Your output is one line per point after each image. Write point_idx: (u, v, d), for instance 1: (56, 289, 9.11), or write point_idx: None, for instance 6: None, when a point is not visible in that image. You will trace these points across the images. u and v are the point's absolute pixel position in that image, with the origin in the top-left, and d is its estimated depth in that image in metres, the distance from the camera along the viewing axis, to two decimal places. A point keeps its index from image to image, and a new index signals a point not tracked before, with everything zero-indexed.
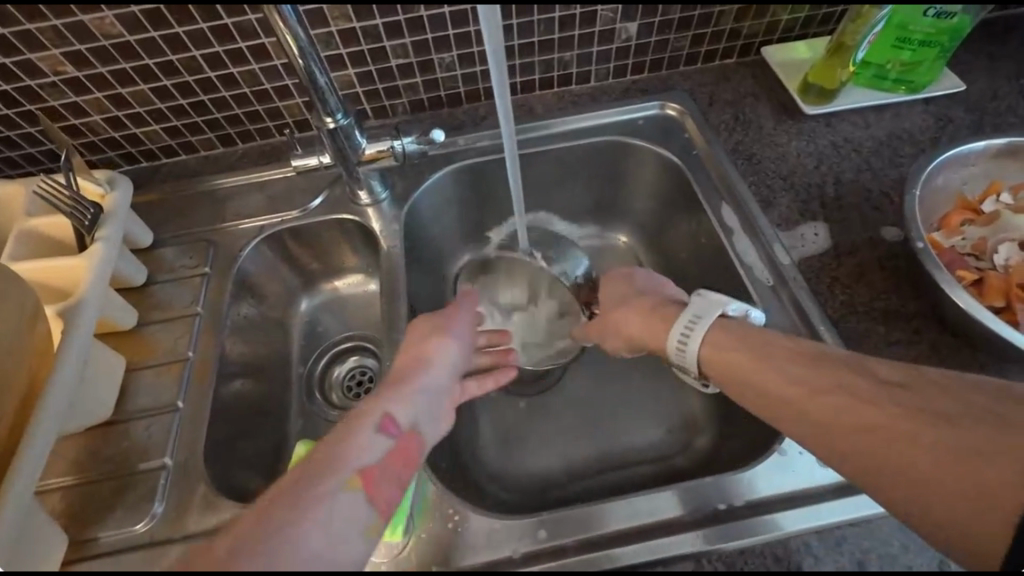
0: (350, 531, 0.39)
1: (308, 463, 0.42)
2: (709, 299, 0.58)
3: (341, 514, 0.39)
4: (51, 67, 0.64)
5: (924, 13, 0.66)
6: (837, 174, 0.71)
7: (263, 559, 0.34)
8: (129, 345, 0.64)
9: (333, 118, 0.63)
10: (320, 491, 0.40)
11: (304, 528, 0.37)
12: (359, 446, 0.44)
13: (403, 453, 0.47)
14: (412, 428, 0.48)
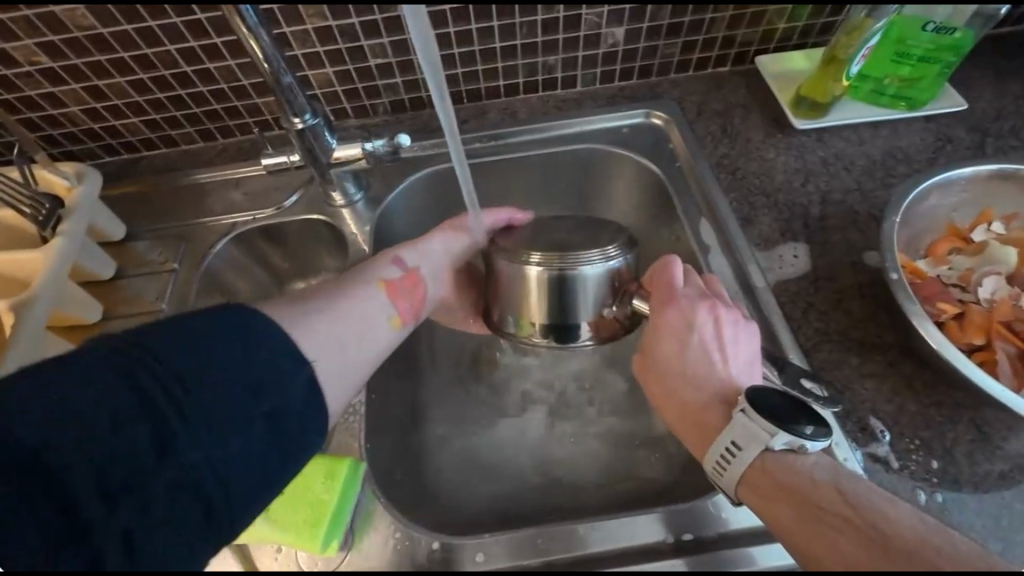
0: (377, 320, 0.53)
1: (342, 275, 0.55)
2: (756, 429, 0.45)
3: (367, 304, 0.53)
4: (26, 58, 0.64)
5: (924, 28, 0.63)
6: (824, 193, 0.68)
7: (301, 319, 0.48)
8: (92, 339, 0.64)
9: (301, 118, 0.62)
10: (353, 287, 0.53)
11: (326, 315, 0.49)
12: (377, 271, 0.56)
13: (413, 283, 0.57)
14: (415, 270, 0.58)
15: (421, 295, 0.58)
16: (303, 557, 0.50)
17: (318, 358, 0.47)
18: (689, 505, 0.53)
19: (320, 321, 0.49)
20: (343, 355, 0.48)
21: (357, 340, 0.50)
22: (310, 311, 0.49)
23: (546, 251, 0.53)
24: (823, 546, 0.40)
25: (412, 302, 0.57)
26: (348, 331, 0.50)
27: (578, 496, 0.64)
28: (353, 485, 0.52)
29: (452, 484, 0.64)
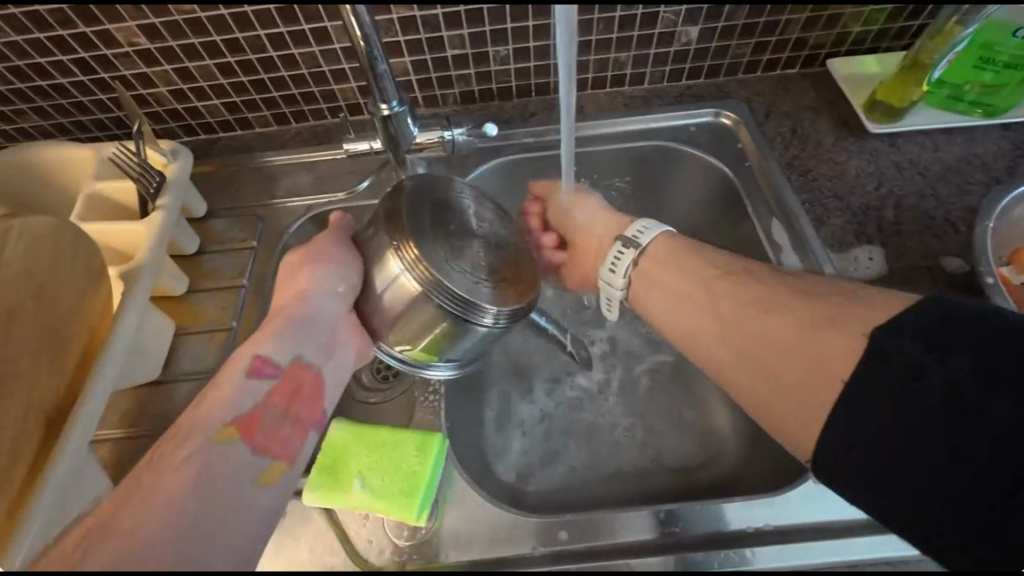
0: (239, 481, 0.39)
1: (178, 426, 0.41)
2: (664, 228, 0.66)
3: (225, 457, 0.40)
4: (126, 39, 0.67)
5: (1013, 34, 0.62)
6: (898, 198, 0.68)
7: (138, 517, 0.34)
8: (178, 309, 0.67)
9: (389, 105, 0.64)
10: (184, 463, 0.38)
11: (173, 490, 0.36)
12: (232, 396, 0.43)
13: (289, 395, 0.46)
14: (295, 360, 0.47)
15: (315, 385, 0.48)
16: (392, 525, 0.52)
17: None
18: (767, 496, 0.54)
19: (131, 549, 0.33)
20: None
21: (214, 534, 0.36)
22: (111, 546, 0.33)
23: (431, 266, 0.46)
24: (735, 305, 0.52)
25: (290, 427, 0.44)
26: (208, 508, 0.37)
27: (642, 484, 0.65)
28: (441, 460, 0.54)
29: (520, 465, 0.65)
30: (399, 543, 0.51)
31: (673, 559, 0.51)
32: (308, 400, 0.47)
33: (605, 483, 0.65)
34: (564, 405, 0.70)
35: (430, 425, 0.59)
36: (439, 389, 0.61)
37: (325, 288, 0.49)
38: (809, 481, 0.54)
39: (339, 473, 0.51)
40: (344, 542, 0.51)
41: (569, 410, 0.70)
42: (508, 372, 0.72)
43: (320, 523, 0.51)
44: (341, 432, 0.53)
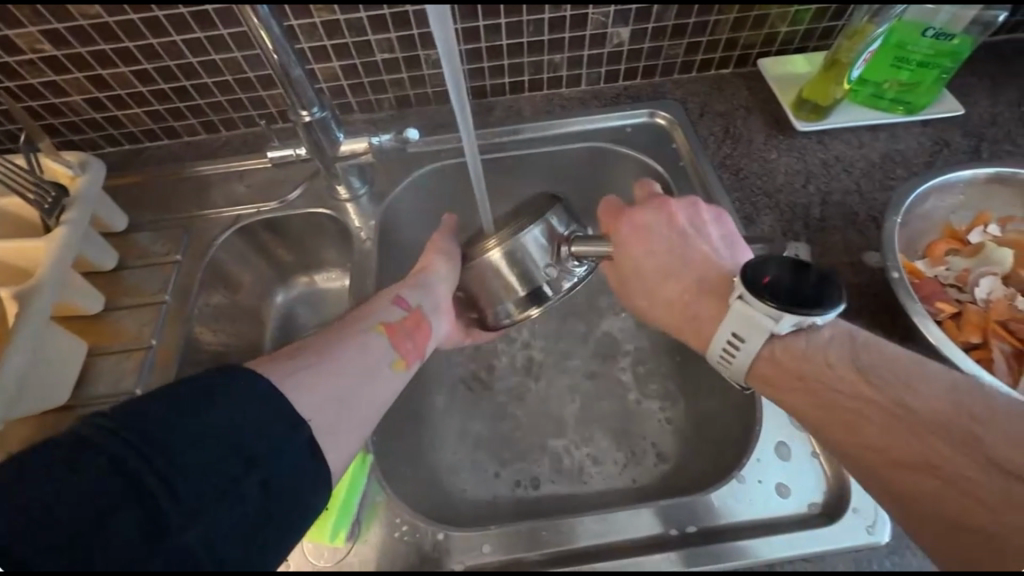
0: (380, 366, 0.53)
1: (347, 316, 0.57)
2: (754, 320, 0.48)
3: (370, 348, 0.54)
4: (28, 45, 0.63)
5: (923, 34, 0.64)
6: (825, 194, 0.69)
7: (321, 364, 0.50)
8: (93, 330, 0.64)
9: (309, 111, 0.62)
10: (353, 333, 0.54)
11: (339, 359, 0.51)
12: (382, 309, 0.57)
13: (417, 322, 0.58)
14: (421, 307, 0.59)
15: (428, 329, 0.59)
16: (310, 545, 0.50)
17: (318, 414, 0.47)
18: (695, 497, 0.51)
19: (324, 371, 0.49)
20: (346, 410, 0.48)
21: (362, 394, 0.50)
22: (315, 363, 0.50)
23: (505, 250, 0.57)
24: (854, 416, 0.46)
25: (414, 347, 0.57)
26: (354, 383, 0.50)
27: (582, 490, 0.63)
28: (361, 475, 0.52)
29: (455, 476, 0.64)
30: (317, 565, 0.49)
31: (680, 557, 0.48)
32: (424, 336, 0.59)
33: (545, 491, 0.63)
34: (504, 411, 0.69)
35: None
36: None
37: (449, 268, 0.61)
38: (733, 480, 0.51)
39: None
40: None
41: (510, 416, 0.68)
42: (448, 382, 0.71)
43: None
44: None
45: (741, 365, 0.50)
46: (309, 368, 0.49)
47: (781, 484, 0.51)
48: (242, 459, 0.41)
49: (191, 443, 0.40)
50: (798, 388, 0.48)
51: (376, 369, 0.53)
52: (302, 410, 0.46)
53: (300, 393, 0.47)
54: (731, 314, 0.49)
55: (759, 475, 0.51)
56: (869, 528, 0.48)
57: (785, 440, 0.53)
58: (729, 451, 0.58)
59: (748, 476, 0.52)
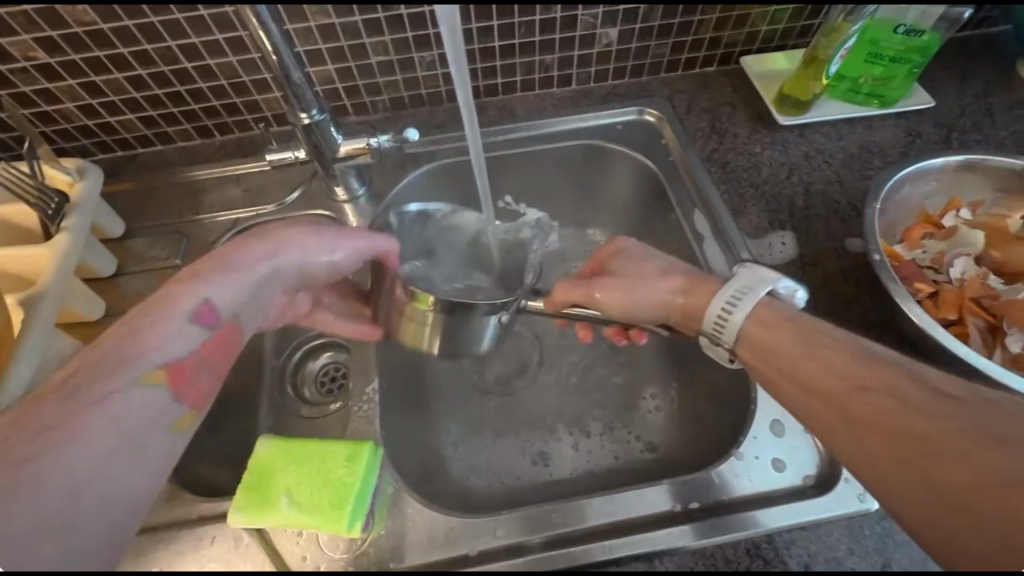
0: (150, 420, 0.44)
1: (100, 357, 0.44)
2: (759, 273, 0.55)
3: (136, 402, 0.43)
4: (21, 53, 0.63)
5: (894, 30, 0.68)
6: (807, 185, 0.72)
7: (58, 445, 0.39)
8: (94, 335, 0.64)
9: (308, 114, 0.63)
10: (109, 388, 0.43)
11: (85, 426, 0.40)
12: (161, 337, 0.46)
13: (221, 342, 0.50)
14: (234, 318, 0.51)
15: (241, 341, 0.52)
16: (326, 537, 0.51)
17: (52, 519, 0.37)
18: (705, 475, 0.53)
19: (66, 458, 0.39)
20: (105, 488, 0.40)
21: (129, 467, 0.41)
22: (52, 445, 0.39)
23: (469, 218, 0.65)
24: (813, 356, 0.48)
25: (207, 377, 0.49)
26: (110, 452, 0.41)
27: (587, 476, 0.64)
28: (373, 467, 0.52)
29: (462, 467, 0.65)
30: (333, 557, 0.50)
31: (689, 531, 0.50)
32: (230, 357, 0.52)
33: (551, 478, 0.64)
34: (508, 403, 0.70)
35: (364, 435, 0.58)
36: (374, 397, 0.59)
37: (299, 255, 0.54)
38: (733, 458, 0.54)
39: (265, 490, 0.50)
40: (273, 559, 0.50)
41: (514, 408, 0.70)
42: (452, 378, 0.72)
43: (251, 542, 0.50)
44: (267, 449, 0.51)
45: (738, 321, 0.53)
46: (43, 470, 0.38)
47: (778, 459, 0.54)
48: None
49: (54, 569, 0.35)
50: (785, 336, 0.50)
51: (146, 425, 0.44)
52: (31, 524, 0.36)
53: (25, 500, 0.37)
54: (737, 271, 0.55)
55: (757, 451, 0.54)
56: (862, 495, 0.51)
57: (779, 418, 0.56)
58: (724, 431, 0.60)
59: (746, 453, 0.54)
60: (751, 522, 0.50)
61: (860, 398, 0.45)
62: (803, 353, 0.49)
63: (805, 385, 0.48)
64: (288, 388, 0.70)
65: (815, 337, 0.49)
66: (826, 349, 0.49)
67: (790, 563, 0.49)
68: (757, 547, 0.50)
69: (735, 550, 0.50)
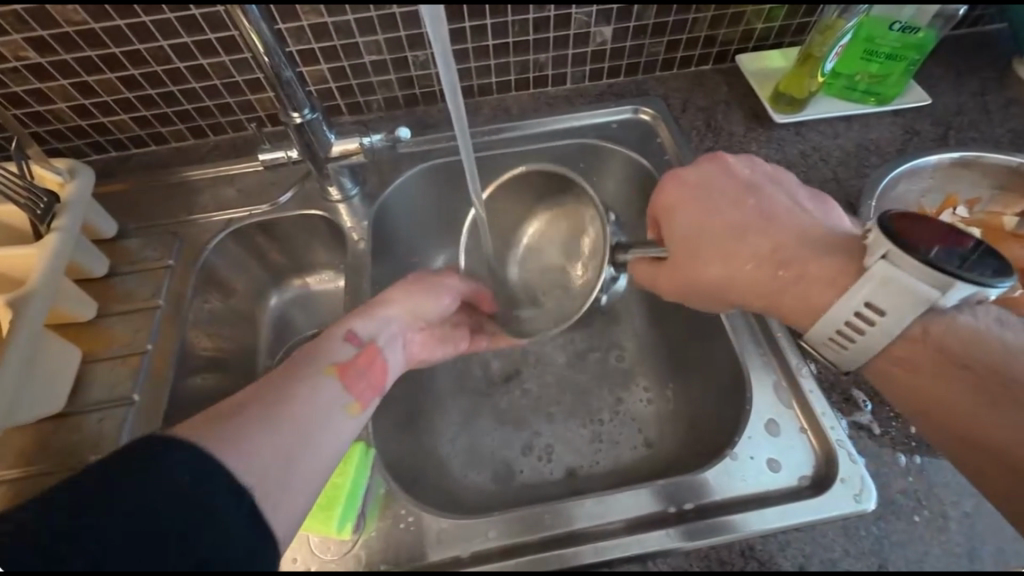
0: (332, 409, 0.49)
1: (287, 366, 0.50)
2: (907, 284, 0.42)
3: (318, 394, 0.48)
4: (13, 53, 0.63)
5: (890, 28, 0.67)
6: (803, 183, 0.72)
7: (259, 418, 0.44)
8: (86, 336, 0.64)
9: (300, 113, 0.63)
10: (300, 379, 0.49)
11: (279, 407, 0.45)
12: (331, 348, 0.52)
13: (370, 358, 0.54)
14: (373, 342, 0.55)
15: (383, 367, 0.55)
16: (318, 539, 0.50)
17: (257, 479, 0.41)
18: (698, 475, 0.53)
19: (257, 426, 0.43)
20: (293, 467, 0.43)
21: (310, 444, 0.45)
22: (255, 417, 0.44)
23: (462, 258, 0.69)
24: (933, 367, 0.45)
25: (367, 386, 0.53)
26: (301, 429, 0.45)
27: (582, 477, 0.64)
28: (364, 469, 0.53)
29: (456, 467, 0.65)
30: (323, 559, 0.50)
31: (684, 532, 0.50)
32: (384, 374, 0.55)
33: (547, 479, 0.64)
34: (503, 403, 0.70)
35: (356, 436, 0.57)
36: None
37: (427, 300, 0.61)
38: (727, 458, 0.53)
39: None
40: None
41: (509, 409, 0.69)
42: (447, 377, 0.71)
43: None
44: None
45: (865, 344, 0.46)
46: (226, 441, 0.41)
47: (773, 459, 0.53)
48: (168, 543, 0.35)
49: (119, 501, 0.35)
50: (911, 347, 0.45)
51: (327, 412, 0.48)
52: (236, 468, 0.40)
53: (241, 460, 0.41)
54: (871, 280, 0.43)
55: (751, 451, 0.53)
56: (858, 496, 0.50)
57: (774, 417, 0.55)
58: (719, 431, 0.60)
59: (741, 453, 0.54)
60: (746, 522, 0.50)
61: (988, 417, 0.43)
62: (931, 375, 0.45)
63: (914, 393, 0.46)
64: None
65: (947, 347, 0.44)
66: (945, 357, 0.44)
67: (786, 564, 0.48)
68: (752, 548, 0.49)
69: (729, 550, 0.49)
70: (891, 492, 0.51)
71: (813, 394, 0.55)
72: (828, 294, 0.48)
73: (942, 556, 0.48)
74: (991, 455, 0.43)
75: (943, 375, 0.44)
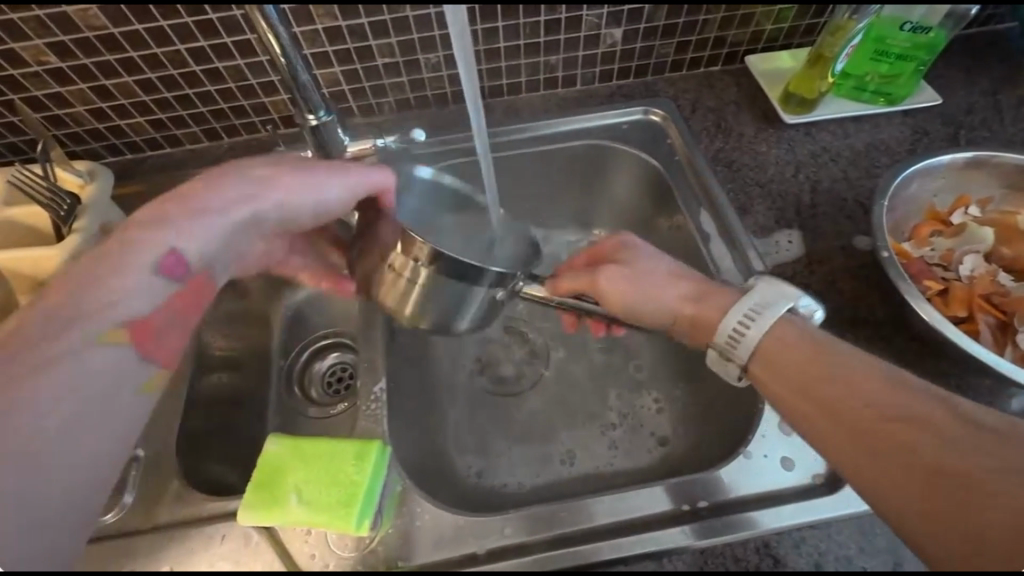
0: (110, 385, 0.48)
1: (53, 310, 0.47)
2: (780, 288, 0.55)
3: (92, 363, 0.47)
4: (34, 58, 0.64)
5: (901, 28, 0.67)
6: (814, 183, 0.72)
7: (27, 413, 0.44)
8: None
9: (316, 115, 0.64)
10: (71, 346, 0.46)
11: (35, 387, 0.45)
12: (128, 289, 0.49)
13: (194, 291, 0.53)
14: (203, 271, 0.54)
15: (209, 290, 0.55)
16: (335, 535, 0.51)
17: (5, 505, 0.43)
18: (712, 474, 0.53)
19: (27, 440, 0.44)
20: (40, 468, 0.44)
21: (77, 451, 0.46)
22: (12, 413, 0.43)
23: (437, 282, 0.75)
24: (837, 374, 0.49)
25: (168, 340, 0.52)
26: (82, 417, 0.46)
27: (593, 476, 0.64)
28: (381, 466, 0.52)
29: (469, 466, 0.65)
30: (340, 555, 0.50)
31: (697, 530, 0.50)
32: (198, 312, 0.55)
33: (558, 478, 0.64)
34: (514, 403, 0.70)
35: (372, 434, 0.58)
36: (382, 396, 0.59)
37: (232, 187, 0.54)
38: (740, 457, 0.53)
39: (274, 489, 0.50)
40: (283, 557, 0.50)
41: (520, 408, 0.70)
42: (459, 376, 0.72)
43: (259, 541, 0.51)
44: (276, 447, 0.51)
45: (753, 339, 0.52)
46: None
47: (787, 458, 0.53)
48: None
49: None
50: (805, 357, 0.50)
51: (104, 380, 0.48)
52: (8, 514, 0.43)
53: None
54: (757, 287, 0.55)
55: (765, 450, 0.54)
56: None
57: None
58: (733, 430, 0.60)
59: (754, 452, 0.54)
60: (759, 520, 0.50)
61: (882, 426, 0.46)
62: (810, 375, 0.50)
63: (821, 399, 0.49)
64: (296, 389, 0.72)
65: (836, 358, 0.50)
66: (850, 371, 0.49)
67: (800, 563, 0.48)
68: (766, 546, 0.49)
69: (744, 548, 0.49)
70: None
71: None
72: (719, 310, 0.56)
73: None
74: (860, 446, 0.46)
75: (828, 371, 0.49)
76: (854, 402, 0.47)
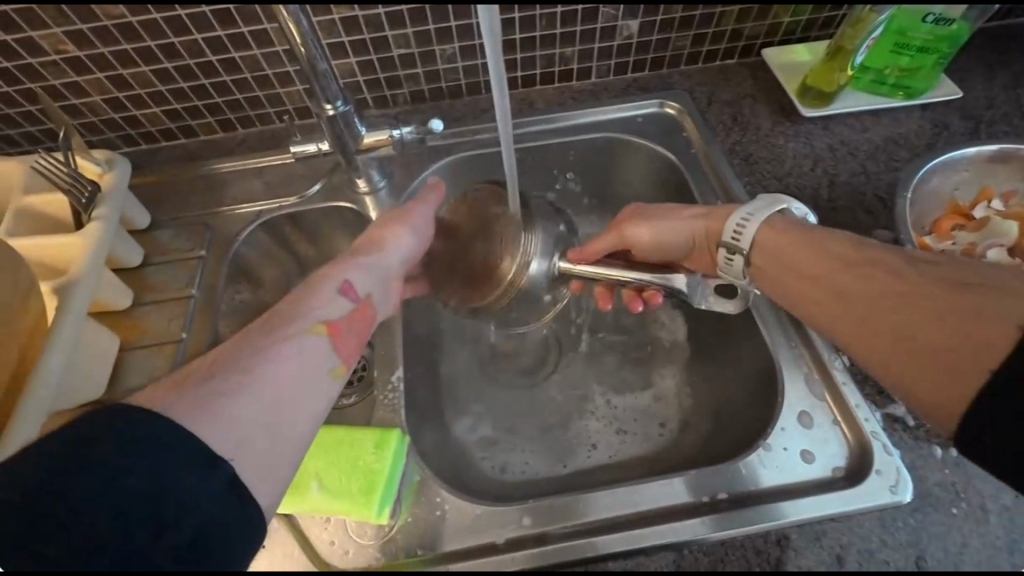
0: (314, 372, 0.46)
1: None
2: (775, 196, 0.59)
3: (305, 351, 0.47)
4: (51, 46, 0.64)
5: (923, 20, 0.67)
6: (831, 176, 0.72)
7: None
8: (123, 325, 0.65)
9: (333, 105, 0.64)
10: (281, 341, 0.46)
11: None
12: (322, 303, 0.51)
13: (363, 315, 0.53)
14: (367, 298, 0.54)
15: None
16: (354, 523, 0.51)
17: (246, 445, 0.39)
18: (730, 466, 0.53)
19: None
20: (276, 439, 0.41)
21: None
22: None
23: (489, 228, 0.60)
24: (811, 245, 0.54)
25: (357, 342, 0.52)
26: None
27: (607, 468, 0.65)
28: (400, 454, 0.53)
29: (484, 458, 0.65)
30: (360, 543, 0.50)
31: (717, 521, 0.50)
32: (370, 330, 0.54)
33: (574, 470, 0.65)
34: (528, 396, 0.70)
35: (390, 423, 0.58)
36: (398, 386, 0.60)
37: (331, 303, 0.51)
38: (760, 449, 0.53)
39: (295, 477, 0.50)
40: (302, 544, 0.50)
41: (534, 399, 0.70)
42: (472, 368, 0.72)
43: (278, 530, 0.51)
44: None
45: (752, 233, 0.57)
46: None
47: (806, 450, 0.53)
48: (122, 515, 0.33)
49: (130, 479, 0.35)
50: (794, 231, 0.56)
51: (311, 374, 0.46)
52: None
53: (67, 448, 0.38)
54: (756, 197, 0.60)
55: (785, 443, 0.53)
56: (894, 488, 0.50)
57: (807, 410, 0.55)
58: (751, 421, 0.59)
59: (774, 444, 0.54)
60: (781, 513, 0.50)
61: (858, 273, 0.50)
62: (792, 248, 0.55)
63: (806, 266, 0.53)
64: None
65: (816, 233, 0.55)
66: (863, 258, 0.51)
67: (821, 554, 0.48)
68: (787, 539, 0.49)
69: (764, 540, 0.49)
70: (926, 485, 0.51)
71: (847, 386, 0.55)
72: (724, 213, 0.60)
73: (981, 548, 0.48)
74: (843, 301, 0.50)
75: (803, 239, 0.54)
76: (834, 273, 0.51)
